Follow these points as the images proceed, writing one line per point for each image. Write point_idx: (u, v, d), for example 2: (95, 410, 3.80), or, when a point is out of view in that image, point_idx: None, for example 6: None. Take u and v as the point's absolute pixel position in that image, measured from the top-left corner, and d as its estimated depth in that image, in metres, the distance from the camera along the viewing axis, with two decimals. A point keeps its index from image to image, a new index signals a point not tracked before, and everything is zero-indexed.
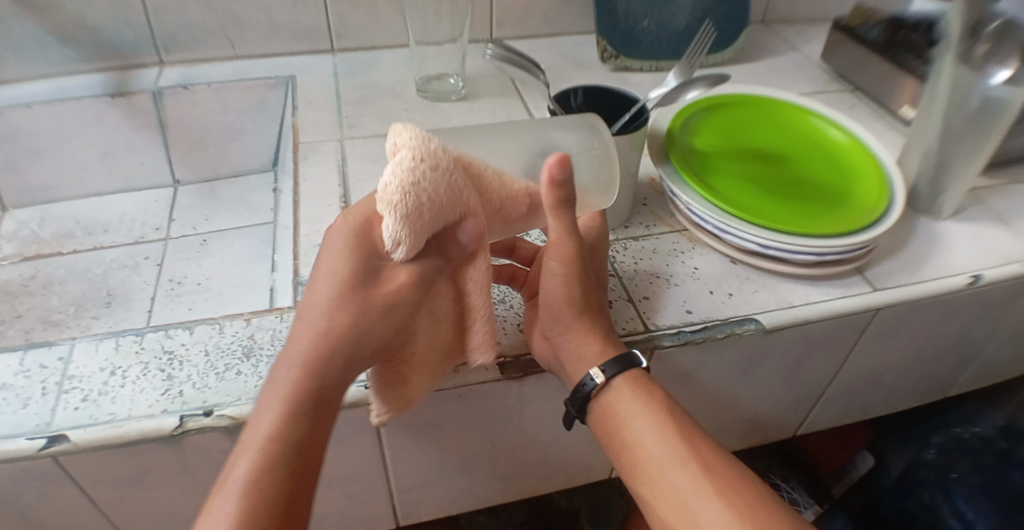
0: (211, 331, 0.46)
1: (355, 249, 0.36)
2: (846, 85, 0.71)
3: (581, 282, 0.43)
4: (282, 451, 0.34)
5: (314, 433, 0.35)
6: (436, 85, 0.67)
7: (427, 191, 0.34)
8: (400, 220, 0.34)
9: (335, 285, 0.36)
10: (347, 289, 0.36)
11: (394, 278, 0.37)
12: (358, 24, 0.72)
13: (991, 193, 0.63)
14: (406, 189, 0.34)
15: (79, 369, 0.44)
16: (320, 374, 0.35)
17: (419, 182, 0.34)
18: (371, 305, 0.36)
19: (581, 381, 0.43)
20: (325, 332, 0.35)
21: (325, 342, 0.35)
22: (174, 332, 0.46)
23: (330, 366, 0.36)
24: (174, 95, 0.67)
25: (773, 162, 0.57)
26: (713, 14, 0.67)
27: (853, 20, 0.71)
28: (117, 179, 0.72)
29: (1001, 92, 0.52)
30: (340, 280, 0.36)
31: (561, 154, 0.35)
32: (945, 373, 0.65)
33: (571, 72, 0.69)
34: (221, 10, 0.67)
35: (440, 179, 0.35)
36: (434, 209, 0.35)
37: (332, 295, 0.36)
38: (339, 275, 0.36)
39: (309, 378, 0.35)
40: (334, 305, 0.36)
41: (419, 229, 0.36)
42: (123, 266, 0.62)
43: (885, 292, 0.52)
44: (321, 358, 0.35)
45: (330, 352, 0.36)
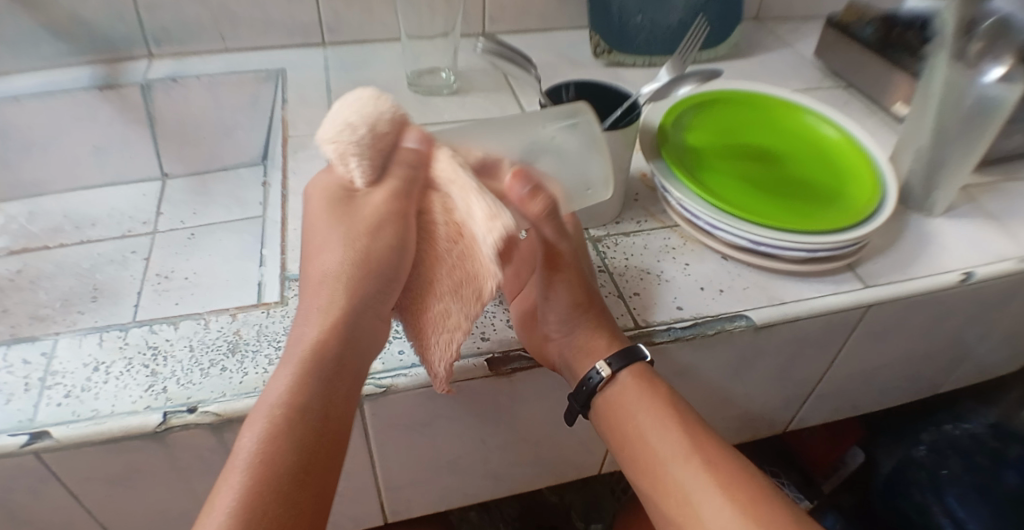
0: (197, 326, 0.45)
1: (330, 195, 0.39)
2: (839, 83, 0.71)
3: (579, 281, 0.44)
4: (290, 414, 0.32)
5: (327, 389, 0.34)
6: (428, 80, 0.66)
7: (364, 126, 0.37)
8: (344, 147, 0.37)
9: (322, 229, 0.38)
10: (335, 226, 0.38)
11: (374, 201, 0.38)
12: (351, 19, 0.71)
13: (983, 191, 0.63)
14: (346, 126, 0.37)
15: (63, 365, 0.43)
16: (327, 322, 0.35)
17: (354, 121, 0.37)
18: (358, 234, 0.37)
19: (587, 375, 0.44)
20: (324, 273, 0.37)
21: (327, 292, 0.36)
22: (159, 327, 0.46)
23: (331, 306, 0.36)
24: (164, 88, 0.66)
25: (766, 160, 0.57)
26: (707, 10, 0.66)
27: (848, 18, 0.70)
28: (106, 173, 0.71)
29: (996, 89, 0.52)
30: (325, 225, 0.38)
31: (517, 171, 0.38)
32: (937, 372, 0.65)
33: (564, 68, 0.69)
34: (213, 3, 0.66)
35: (379, 111, 0.38)
36: (374, 144, 0.38)
37: (326, 241, 0.38)
38: (328, 216, 0.38)
39: (324, 329, 0.35)
40: (323, 247, 0.38)
41: (377, 166, 0.39)
42: (111, 261, 0.61)
43: (877, 289, 0.52)
44: (327, 309, 0.35)
45: (334, 296, 0.36)
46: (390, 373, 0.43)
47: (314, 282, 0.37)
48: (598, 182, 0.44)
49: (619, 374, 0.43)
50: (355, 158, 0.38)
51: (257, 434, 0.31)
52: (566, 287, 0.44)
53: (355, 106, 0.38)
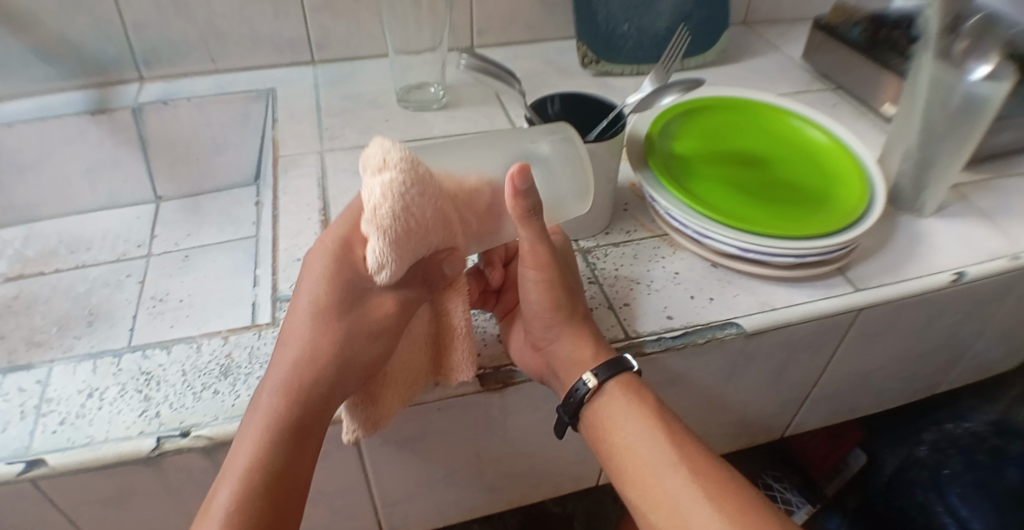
0: (189, 350, 0.46)
1: (337, 278, 0.36)
2: (828, 85, 0.69)
3: (564, 283, 0.43)
4: (262, 480, 0.34)
5: (296, 462, 0.36)
6: (417, 94, 0.66)
7: (420, 226, 0.35)
8: (391, 253, 0.35)
9: (315, 312, 0.36)
10: (338, 313, 0.37)
11: (381, 306, 0.38)
12: (339, 35, 0.72)
13: (975, 189, 0.63)
14: (397, 213, 0.34)
15: (57, 392, 0.44)
16: (304, 404, 0.36)
17: (409, 206, 0.34)
18: (358, 332, 0.37)
19: (574, 386, 0.43)
20: (314, 361, 0.36)
21: (309, 368, 0.36)
22: (151, 352, 0.46)
23: (313, 392, 0.36)
24: (156, 111, 0.66)
25: (754, 165, 0.56)
26: (693, 18, 0.65)
27: (835, 19, 0.69)
28: (102, 193, 0.71)
29: (983, 88, 0.52)
30: (328, 307, 0.36)
31: (523, 164, 0.36)
32: (935, 371, 0.65)
33: (553, 78, 0.67)
34: (201, 23, 0.67)
35: (433, 209, 0.35)
36: (420, 233, 0.35)
37: (313, 323, 0.36)
38: (335, 302, 0.36)
39: (293, 399, 0.36)
40: (320, 332, 0.36)
41: (409, 258, 0.36)
42: (107, 284, 0.62)
43: (867, 292, 0.52)
44: (306, 387, 0.36)
45: (314, 379, 0.36)
46: None
47: (305, 363, 0.36)
48: (575, 197, 0.42)
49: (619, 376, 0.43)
50: (389, 266, 0.36)
51: (232, 492, 0.34)
52: (547, 289, 0.42)
53: (416, 199, 0.34)
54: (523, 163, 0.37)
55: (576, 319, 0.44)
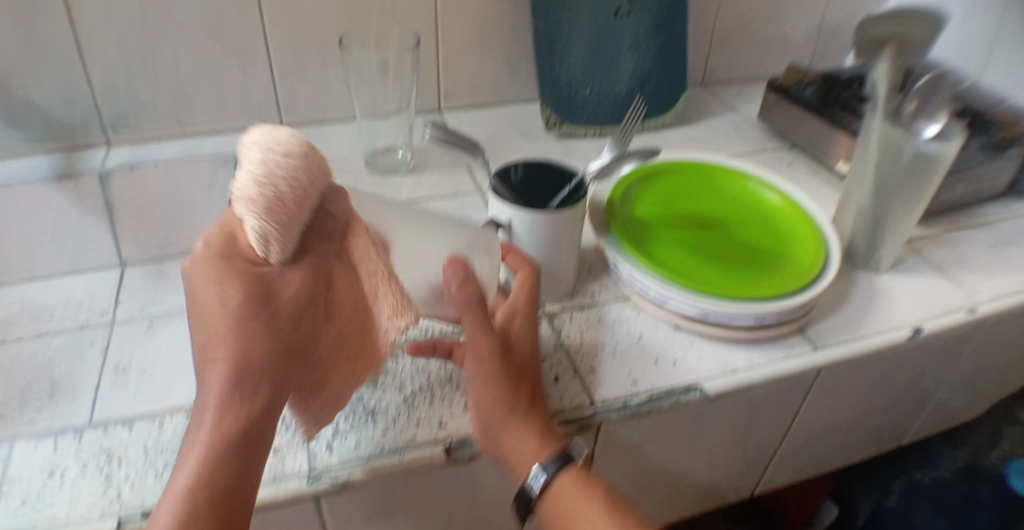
0: (151, 427, 0.47)
1: (235, 268, 0.36)
2: (783, 143, 0.71)
3: (501, 374, 0.41)
4: (207, 501, 0.33)
5: (241, 474, 0.34)
6: (385, 158, 0.66)
7: (293, 197, 0.34)
8: (270, 228, 0.34)
9: (221, 310, 0.35)
10: (248, 303, 0.35)
11: (287, 286, 0.37)
12: (306, 99, 0.73)
13: (928, 243, 0.65)
14: (261, 183, 0.34)
15: (18, 470, 0.43)
16: (239, 410, 0.35)
17: (273, 172, 0.34)
18: (275, 320, 0.36)
19: (522, 484, 0.41)
20: (241, 364, 0.35)
21: (237, 373, 0.34)
22: (114, 429, 0.47)
23: (249, 392, 0.35)
24: (122, 175, 0.66)
25: (712, 227, 0.58)
26: (652, 81, 0.68)
27: (788, 80, 0.71)
28: (66, 260, 0.68)
29: (932, 148, 0.53)
30: (235, 298, 0.35)
31: (454, 255, 0.41)
32: (899, 422, 0.66)
33: (517, 140, 0.69)
34: (170, 88, 0.68)
35: (307, 173, 0.35)
36: (296, 201, 0.35)
37: (231, 329, 0.35)
38: (241, 292, 0.35)
39: (228, 406, 0.34)
40: (237, 333, 0.35)
41: (292, 230, 0.36)
42: (69, 354, 0.59)
43: (827, 351, 0.53)
44: (238, 393, 0.34)
45: (246, 379, 0.35)
46: (347, 466, 0.43)
47: (232, 366, 0.34)
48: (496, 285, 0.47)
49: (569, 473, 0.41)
50: (276, 238, 0.35)
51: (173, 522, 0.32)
52: (483, 382, 0.42)
53: (281, 161, 0.34)
54: (454, 257, 0.41)
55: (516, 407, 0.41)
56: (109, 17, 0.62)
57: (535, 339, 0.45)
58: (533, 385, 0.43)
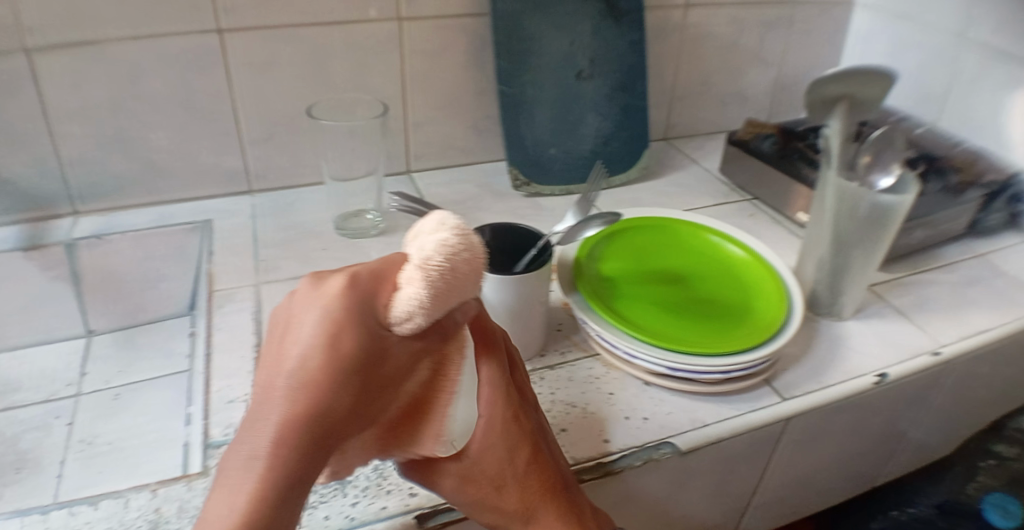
0: (118, 506, 0.43)
1: (357, 324, 0.29)
2: (745, 195, 0.73)
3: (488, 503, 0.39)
4: None
5: None
6: (355, 222, 0.67)
7: (453, 285, 0.30)
8: (418, 307, 0.30)
9: (310, 373, 0.29)
10: (345, 373, 0.29)
11: (393, 363, 0.31)
12: (278, 164, 0.74)
13: (890, 288, 0.67)
14: (438, 268, 0.29)
15: None
16: (285, 477, 0.29)
17: (455, 264, 0.29)
18: (363, 393, 0.30)
19: None
20: (315, 429, 0.29)
21: (305, 438, 0.29)
22: (78, 509, 0.42)
23: (306, 460, 0.29)
24: (90, 245, 0.66)
25: (677, 282, 0.59)
26: (616, 137, 0.72)
27: (746, 134, 0.74)
28: (34, 332, 0.69)
29: (889, 199, 0.55)
30: (336, 364, 0.29)
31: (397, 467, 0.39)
32: (872, 465, 0.66)
33: (486, 200, 0.70)
34: (140, 158, 0.68)
35: (471, 268, 0.30)
36: (452, 293, 0.30)
37: (320, 387, 0.29)
38: (353, 358, 0.29)
39: (277, 468, 0.29)
40: (324, 394, 0.29)
41: (436, 314, 0.30)
42: (36, 426, 0.60)
43: (795, 401, 0.53)
44: (294, 458, 0.29)
45: (310, 446, 0.29)
46: None
47: (301, 426, 0.29)
48: None
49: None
50: (417, 319, 0.30)
51: None
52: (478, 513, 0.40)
53: (468, 256, 0.30)
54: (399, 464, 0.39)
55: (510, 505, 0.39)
56: (79, 90, 0.63)
57: (507, 413, 0.38)
58: (521, 460, 0.38)
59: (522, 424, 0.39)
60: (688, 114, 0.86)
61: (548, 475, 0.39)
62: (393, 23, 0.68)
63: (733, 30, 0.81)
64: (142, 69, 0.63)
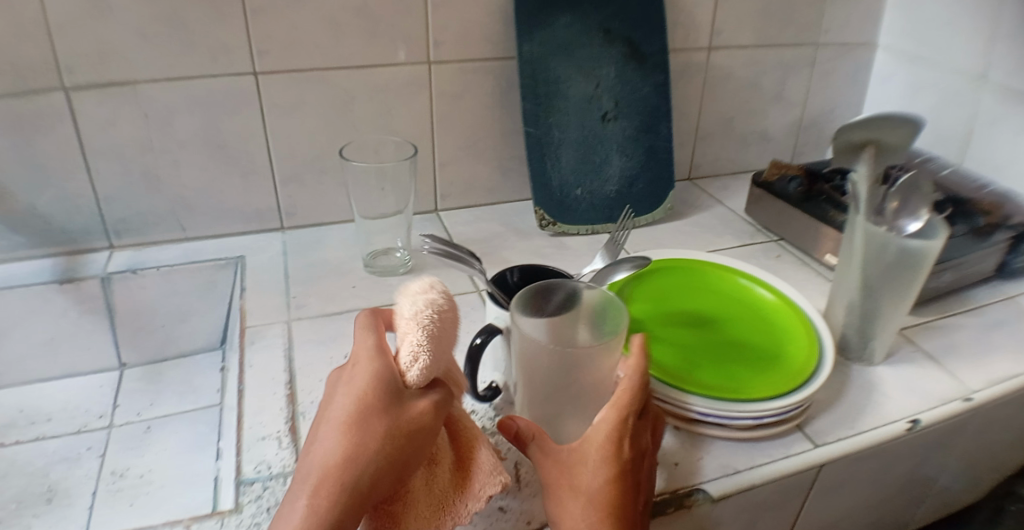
0: None
1: (380, 378, 0.38)
2: (771, 236, 0.73)
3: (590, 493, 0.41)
4: None
5: None
6: (383, 260, 0.68)
7: (436, 337, 0.38)
8: (422, 352, 0.38)
9: (345, 419, 0.37)
10: (371, 415, 0.37)
11: (417, 407, 0.38)
12: (307, 203, 0.75)
13: (919, 332, 0.67)
14: (425, 327, 0.38)
15: None
16: (335, 503, 0.34)
17: (435, 317, 0.38)
18: (396, 434, 0.37)
19: None
20: (355, 460, 0.35)
21: (349, 469, 0.35)
22: None
23: (350, 490, 0.35)
24: (123, 279, 0.67)
25: (705, 325, 0.59)
26: (641, 178, 0.72)
27: (771, 174, 0.75)
28: (64, 364, 0.70)
29: (915, 244, 0.55)
30: (364, 408, 0.37)
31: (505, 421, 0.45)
32: (903, 513, 0.66)
33: (512, 239, 0.71)
34: (173, 195, 0.70)
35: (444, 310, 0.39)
36: (443, 337, 0.39)
37: (354, 422, 0.36)
38: (378, 401, 0.37)
39: (324, 499, 0.34)
40: (361, 430, 0.36)
41: (438, 359, 0.39)
42: (65, 458, 0.61)
43: (826, 448, 0.53)
44: (345, 486, 0.35)
45: (357, 476, 0.35)
46: None
47: (341, 461, 0.35)
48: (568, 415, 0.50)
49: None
50: (420, 367, 0.38)
51: None
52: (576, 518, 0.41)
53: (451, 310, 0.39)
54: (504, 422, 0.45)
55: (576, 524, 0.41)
56: (115, 129, 0.64)
57: (609, 430, 0.42)
58: (600, 482, 0.41)
59: (619, 452, 0.42)
60: (710, 153, 0.87)
61: (623, 509, 0.41)
62: (421, 67, 0.69)
63: (754, 71, 0.82)
64: (178, 110, 0.65)
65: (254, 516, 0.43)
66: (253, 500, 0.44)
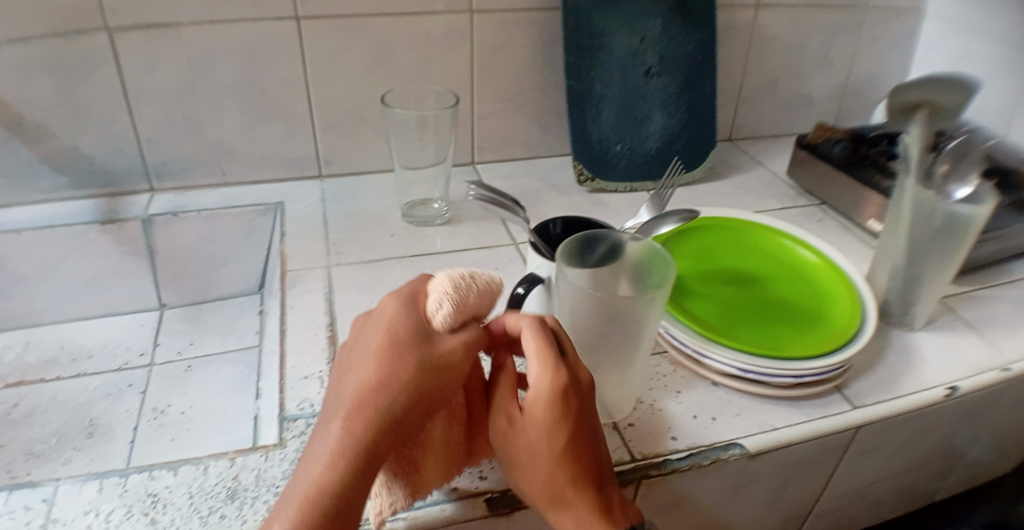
0: (196, 472, 0.42)
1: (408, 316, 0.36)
2: (813, 200, 0.73)
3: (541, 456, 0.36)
4: (327, 500, 0.31)
5: (352, 494, 0.32)
6: (421, 210, 0.68)
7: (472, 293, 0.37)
8: (451, 297, 0.37)
9: (377, 349, 0.35)
10: (402, 347, 0.35)
11: (446, 344, 0.36)
12: (345, 151, 0.75)
13: (960, 301, 0.66)
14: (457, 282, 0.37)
15: (63, 512, 0.40)
16: (366, 429, 0.33)
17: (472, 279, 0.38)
18: (426, 367, 0.34)
19: None
20: (386, 385, 0.33)
21: (379, 394, 0.33)
22: (159, 473, 0.42)
23: (378, 416, 0.33)
24: (163, 222, 0.68)
25: (746, 284, 0.59)
26: (683, 137, 0.71)
27: (816, 137, 0.74)
28: (106, 302, 0.72)
29: (963, 209, 0.54)
30: (395, 341, 0.35)
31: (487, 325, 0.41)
32: (932, 481, 0.66)
33: (551, 195, 0.71)
34: (214, 141, 0.70)
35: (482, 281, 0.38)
36: (477, 292, 0.38)
37: (384, 352, 0.35)
38: (408, 335, 0.35)
39: (354, 423, 0.33)
40: (392, 360, 0.34)
41: (469, 307, 0.37)
42: (107, 394, 0.62)
43: (865, 409, 0.52)
44: (375, 411, 0.33)
45: (387, 403, 0.33)
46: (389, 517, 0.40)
47: (370, 387, 0.33)
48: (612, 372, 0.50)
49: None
50: (450, 308, 0.37)
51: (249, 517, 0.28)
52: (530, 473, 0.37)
53: (484, 274, 0.38)
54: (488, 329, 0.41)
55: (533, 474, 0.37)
56: (155, 73, 0.64)
57: (553, 385, 0.35)
58: (558, 441, 0.36)
59: (568, 406, 0.36)
60: (751, 116, 0.86)
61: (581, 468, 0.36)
62: (462, 17, 0.68)
63: (801, 34, 0.80)
64: (220, 55, 0.65)
65: (299, 451, 0.44)
66: (297, 436, 0.45)
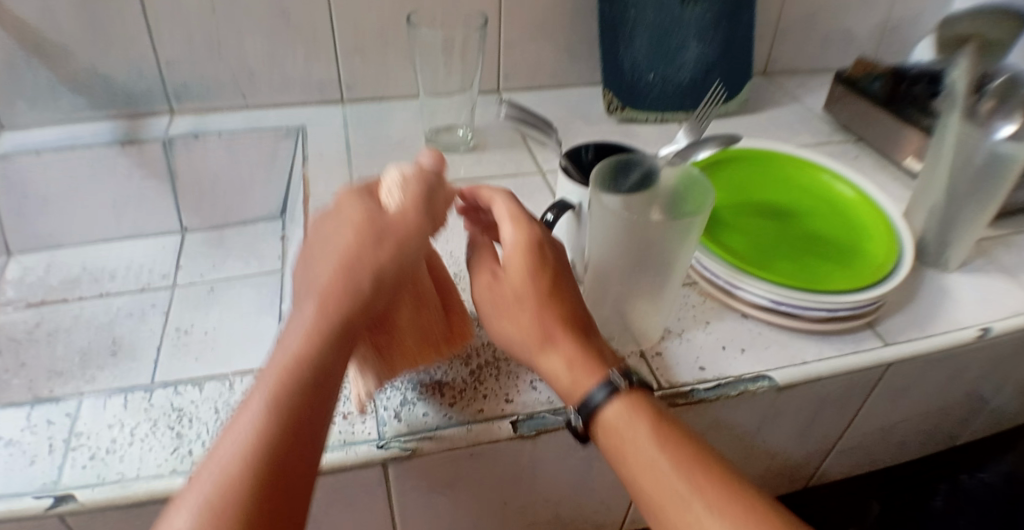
0: (222, 389, 0.42)
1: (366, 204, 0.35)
2: (849, 136, 0.70)
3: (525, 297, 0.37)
4: (306, 378, 0.30)
5: (330, 370, 0.31)
6: (446, 137, 0.67)
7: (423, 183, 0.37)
8: (407, 186, 0.36)
9: (343, 234, 0.33)
10: (367, 229, 0.33)
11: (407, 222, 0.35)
12: (369, 76, 0.73)
13: (996, 245, 0.64)
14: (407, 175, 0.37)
15: (87, 426, 0.40)
16: (337, 309, 0.31)
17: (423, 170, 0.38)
18: (390, 244, 0.34)
19: (589, 394, 0.35)
20: (354, 265, 0.32)
21: (347, 274, 0.32)
22: (184, 388, 0.42)
23: (348, 294, 0.32)
24: (185, 144, 0.67)
25: (783, 217, 0.58)
26: (718, 69, 0.68)
27: (857, 71, 0.71)
28: (126, 226, 0.71)
29: (1007, 148, 0.52)
30: (359, 224, 0.33)
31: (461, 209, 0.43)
32: (955, 425, 0.65)
33: (579, 124, 0.70)
34: (235, 63, 0.68)
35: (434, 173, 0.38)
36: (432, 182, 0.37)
37: (348, 236, 0.33)
38: (371, 218, 0.34)
39: (325, 303, 0.31)
40: (359, 242, 0.33)
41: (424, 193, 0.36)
42: (131, 314, 0.62)
43: (897, 347, 0.51)
44: (345, 290, 0.32)
45: (358, 281, 0.32)
46: (416, 435, 0.40)
47: (339, 269, 0.32)
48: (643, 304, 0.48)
49: (623, 389, 0.35)
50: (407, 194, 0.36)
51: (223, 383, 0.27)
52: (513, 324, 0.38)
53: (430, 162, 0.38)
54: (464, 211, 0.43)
55: (516, 325, 0.38)
56: None
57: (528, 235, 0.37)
58: (540, 284, 0.37)
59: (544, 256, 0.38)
60: (788, 51, 0.83)
61: (564, 311, 0.38)
62: None
63: None
64: None
65: None
66: None
